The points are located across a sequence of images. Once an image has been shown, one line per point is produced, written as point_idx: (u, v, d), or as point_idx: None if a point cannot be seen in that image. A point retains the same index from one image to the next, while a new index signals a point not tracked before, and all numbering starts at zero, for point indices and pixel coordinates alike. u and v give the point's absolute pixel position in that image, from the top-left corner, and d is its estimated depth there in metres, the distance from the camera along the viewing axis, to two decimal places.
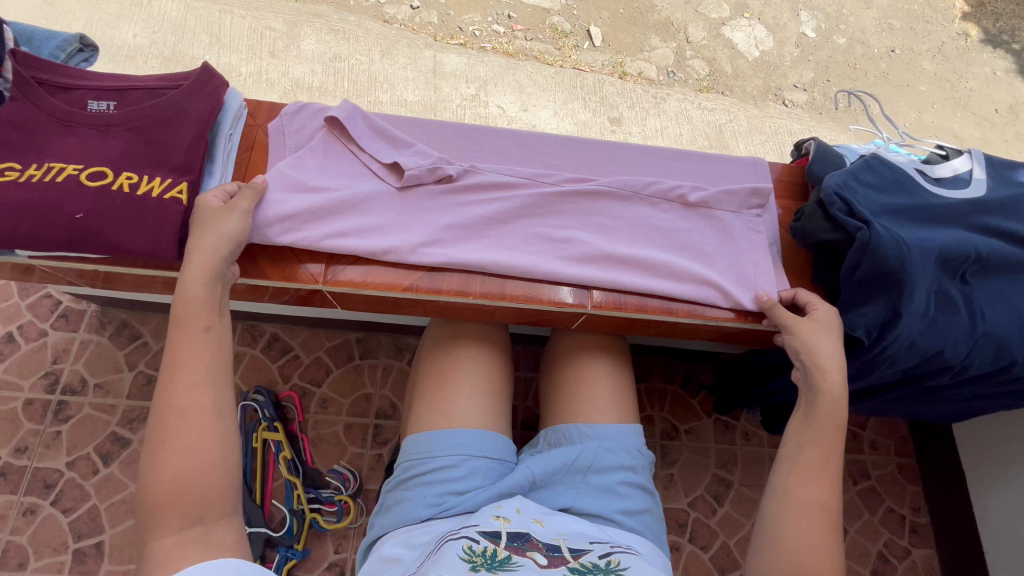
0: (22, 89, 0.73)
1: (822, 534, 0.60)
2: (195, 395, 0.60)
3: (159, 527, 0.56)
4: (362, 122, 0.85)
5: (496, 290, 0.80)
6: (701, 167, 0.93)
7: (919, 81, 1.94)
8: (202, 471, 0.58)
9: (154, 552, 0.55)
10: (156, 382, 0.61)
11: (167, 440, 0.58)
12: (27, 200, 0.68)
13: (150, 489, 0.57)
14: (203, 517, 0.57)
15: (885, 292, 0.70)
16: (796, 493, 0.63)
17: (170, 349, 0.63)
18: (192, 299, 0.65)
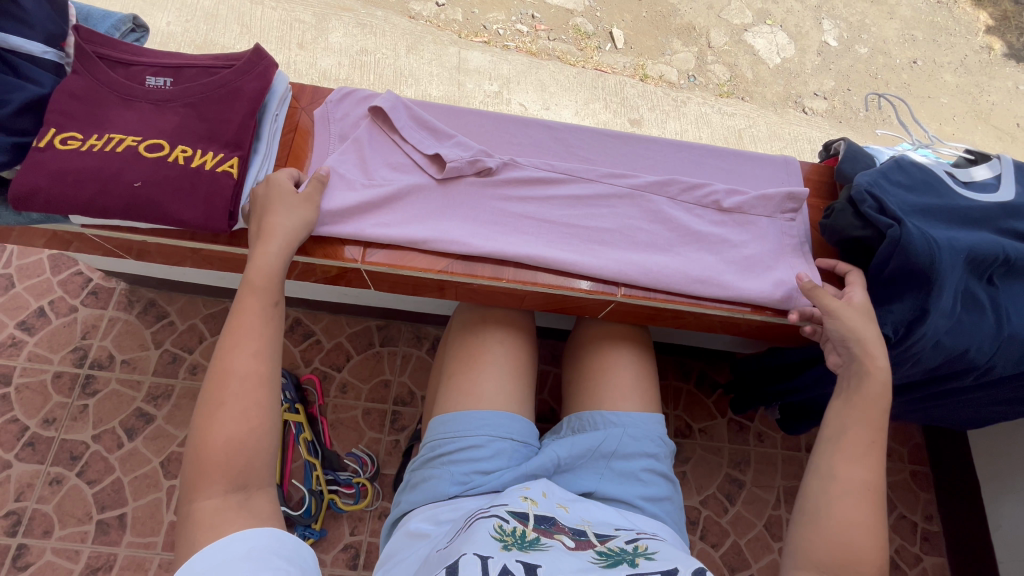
0: (84, 63, 0.76)
1: (866, 513, 0.62)
2: (254, 362, 0.63)
3: (204, 489, 0.57)
4: (405, 113, 0.87)
5: (528, 276, 0.82)
6: (733, 165, 0.94)
7: (941, 93, 1.94)
8: (251, 437, 0.60)
9: (197, 513, 0.57)
10: (216, 347, 0.64)
11: (225, 401, 0.61)
12: (88, 167, 0.71)
13: (200, 448, 0.58)
14: (246, 484, 0.59)
15: (915, 287, 0.71)
16: (840, 474, 0.64)
17: (233, 317, 0.66)
18: (262, 274, 0.69)
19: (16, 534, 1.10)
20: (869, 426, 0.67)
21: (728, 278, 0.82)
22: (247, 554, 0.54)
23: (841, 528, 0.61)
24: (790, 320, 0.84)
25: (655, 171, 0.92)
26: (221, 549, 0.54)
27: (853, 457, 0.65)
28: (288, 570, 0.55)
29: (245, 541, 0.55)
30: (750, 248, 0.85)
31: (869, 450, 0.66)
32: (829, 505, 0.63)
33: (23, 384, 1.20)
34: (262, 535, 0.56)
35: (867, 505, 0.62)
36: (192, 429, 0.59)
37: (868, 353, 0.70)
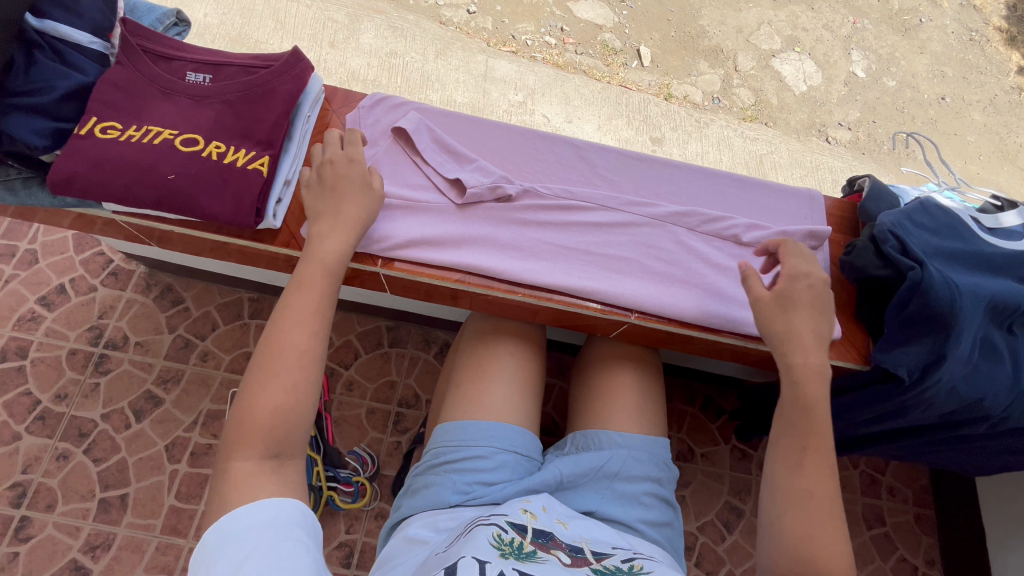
0: (128, 55, 0.79)
1: (827, 526, 0.63)
2: (311, 341, 0.65)
3: (242, 451, 0.60)
4: (427, 136, 0.88)
5: (545, 291, 0.82)
6: (757, 196, 0.93)
7: (967, 132, 1.92)
8: (293, 412, 0.62)
9: (232, 472, 0.59)
10: (275, 318, 0.66)
11: (274, 373, 0.63)
12: (125, 157, 0.73)
13: (249, 410, 0.61)
14: (280, 453, 0.61)
15: (933, 331, 0.69)
16: (786, 487, 0.66)
17: (296, 292, 0.68)
18: (332, 256, 0.72)
19: (20, 506, 1.12)
20: (809, 441, 0.68)
21: (743, 311, 0.82)
22: (271, 521, 0.56)
23: (804, 544, 0.62)
24: None
25: (677, 198, 0.91)
26: (248, 513, 0.56)
27: (795, 466, 0.67)
28: (306, 542, 0.57)
29: (270, 509, 0.57)
30: (768, 283, 0.85)
31: (816, 464, 0.66)
32: (788, 526, 0.64)
33: (38, 358, 1.23)
34: (286, 505, 0.58)
35: (823, 518, 0.63)
36: (243, 390, 0.62)
37: (804, 369, 0.70)
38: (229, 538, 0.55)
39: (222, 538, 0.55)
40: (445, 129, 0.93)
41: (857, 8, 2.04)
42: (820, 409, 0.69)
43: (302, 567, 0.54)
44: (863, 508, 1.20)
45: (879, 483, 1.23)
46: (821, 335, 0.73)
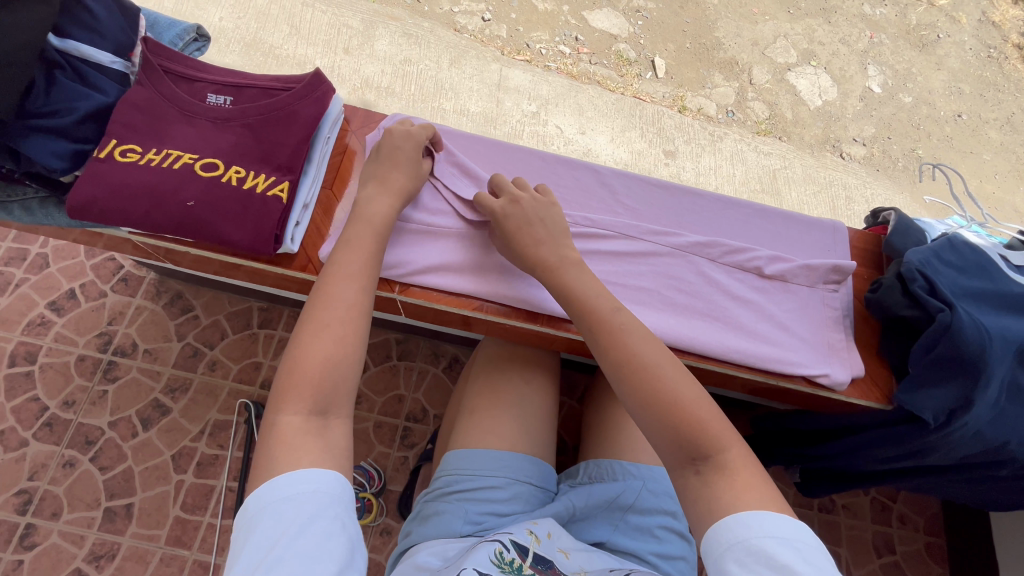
0: (149, 76, 0.78)
1: (689, 394, 0.59)
2: (359, 296, 0.66)
3: (291, 402, 0.60)
4: (448, 161, 0.87)
5: (563, 321, 0.82)
6: (780, 227, 0.92)
7: (984, 149, 1.90)
8: (341, 364, 0.62)
9: (279, 425, 0.59)
10: (324, 275, 0.67)
11: (324, 324, 0.63)
12: (145, 182, 0.72)
13: (298, 361, 0.61)
14: (329, 407, 0.61)
15: (959, 375, 0.67)
16: (617, 373, 0.62)
17: (345, 251, 0.70)
18: (377, 218, 0.73)
19: (26, 513, 1.12)
20: (600, 316, 0.66)
21: (765, 347, 0.81)
22: (311, 495, 0.54)
23: (677, 402, 0.58)
24: (826, 394, 0.81)
25: (699, 227, 0.90)
26: (290, 481, 0.55)
27: (608, 344, 0.63)
28: (345, 520, 0.55)
29: (311, 481, 0.55)
30: (789, 317, 0.84)
31: (627, 330, 0.64)
32: (649, 394, 0.59)
33: (47, 364, 1.22)
34: (328, 478, 0.56)
35: (677, 373, 0.61)
36: (293, 341, 0.62)
37: (554, 271, 0.71)
38: (270, 505, 0.54)
39: (261, 506, 0.54)
40: (466, 152, 0.92)
41: (874, 22, 2.02)
42: (597, 296, 0.68)
43: (337, 550, 0.52)
44: (873, 536, 1.18)
45: (890, 511, 1.21)
46: (555, 233, 0.74)
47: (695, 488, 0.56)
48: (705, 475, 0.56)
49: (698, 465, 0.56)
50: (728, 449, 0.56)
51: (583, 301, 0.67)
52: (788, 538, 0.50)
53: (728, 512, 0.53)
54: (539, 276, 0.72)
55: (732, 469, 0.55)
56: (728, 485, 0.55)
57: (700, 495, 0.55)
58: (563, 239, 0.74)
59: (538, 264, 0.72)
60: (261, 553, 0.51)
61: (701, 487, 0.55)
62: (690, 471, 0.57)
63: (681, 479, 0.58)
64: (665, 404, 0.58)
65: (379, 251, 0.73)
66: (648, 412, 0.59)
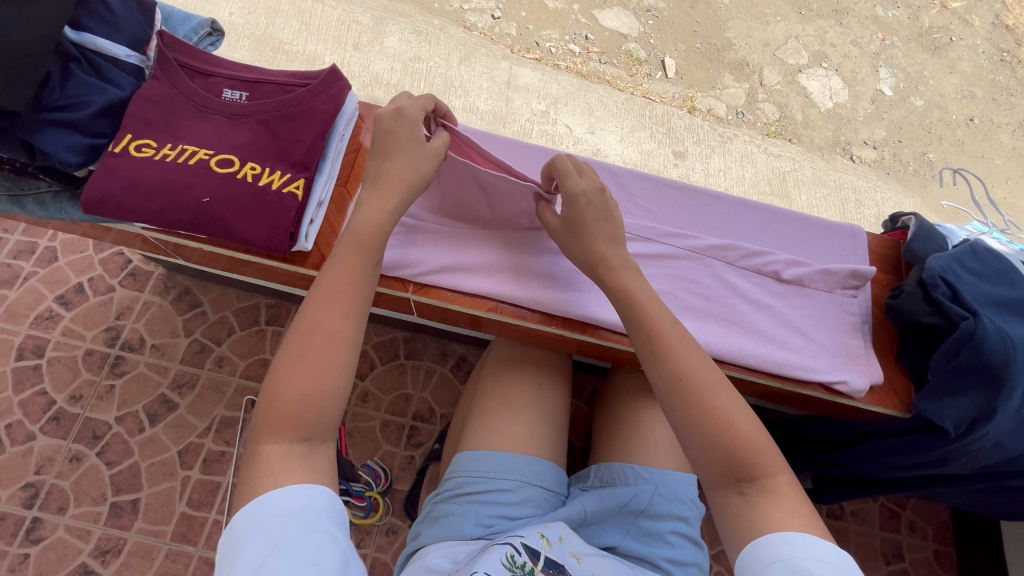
0: (165, 71, 0.78)
1: (743, 418, 0.58)
2: (343, 323, 0.61)
3: (271, 433, 0.58)
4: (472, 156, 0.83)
5: (577, 323, 0.81)
6: (798, 231, 0.91)
7: (996, 154, 1.88)
8: (322, 397, 0.59)
9: (259, 456, 0.57)
10: (308, 297, 0.63)
11: (305, 355, 0.60)
12: (160, 178, 0.72)
13: (277, 392, 0.59)
14: (309, 438, 0.58)
15: (983, 383, 0.66)
16: (674, 386, 0.60)
17: (330, 271, 0.64)
18: (367, 232, 0.67)
19: (32, 507, 1.11)
20: (656, 327, 0.64)
21: (782, 352, 0.80)
22: (300, 510, 0.54)
23: (731, 423, 0.57)
24: (844, 401, 0.80)
25: (715, 230, 0.89)
26: (277, 498, 0.54)
27: (664, 358, 0.61)
28: (335, 534, 0.55)
29: (300, 496, 0.55)
30: (807, 322, 0.83)
31: (683, 345, 0.62)
32: (702, 413, 0.58)
33: (55, 358, 1.22)
34: (317, 493, 0.56)
35: (729, 394, 0.59)
36: (274, 370, 0.59)
37: (618, 272, 0.69)
38: (258, 522, 0.53)
39: (249, 523, 0.53)
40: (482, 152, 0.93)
41: (886, 24, 2.00)
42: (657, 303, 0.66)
43: (329, 562, 0.52)
44: (881, 543, 1.17)
45: (899, 517, 1.20)
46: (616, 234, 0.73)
47: (737, 509, 0.56)
48: (750, 497, 0.56)
49: (743, 486, 0.56)
50: (778, 475, 0.56)
51: (640, 310, 0.65)
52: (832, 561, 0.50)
53: (771, 531, 0.54)
54: (600, 274, 0.70)
55: (777, 493, 0.55)
56: (776, 510, 0.55)
57: (743, 514, 0.55)
58: (624, 240, 0.73)
59: (601, 262, 0.70)
60: (251, 571, 0.50)
61: (745, 508, 0.55)
62: (732, 492, 0.57)
63: (722, 498, 0.57)
64: (718, 426, 0.57)
65: (370, 269, 0.67)
66: (698, 432, 0.58)
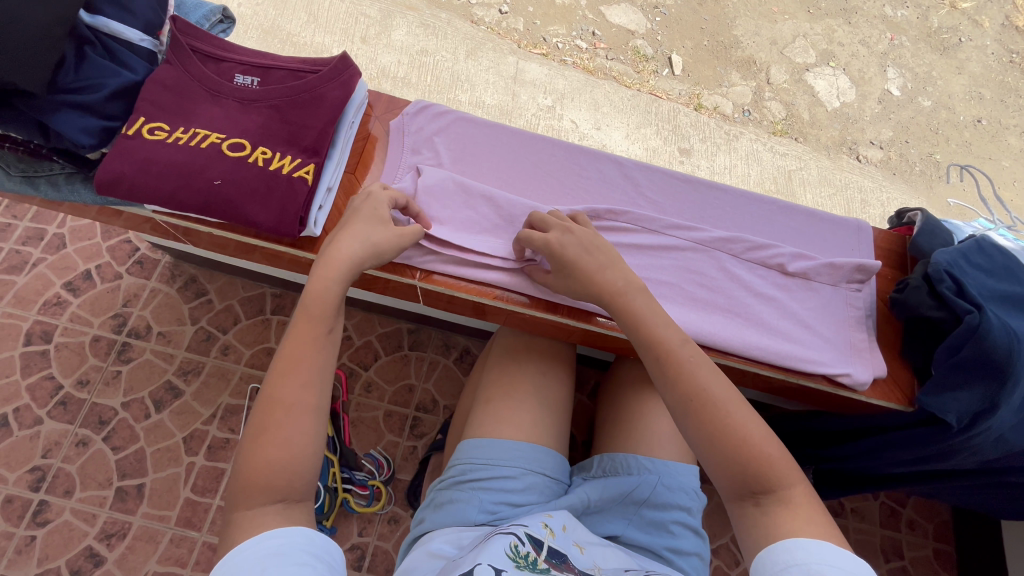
0: (178, 55, 0.78)
1: (758, 433, 0.59)
2: (304, 393, 0.61)
3: (238, 514, 0.57)
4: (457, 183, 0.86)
5: (583, 313, 0.82)
6: (803, 225, 0.91)
7: (1003, 156, 1.87)
8: (289, 468, 0.58)
9: (231, 537, 0.56)
10: (269, 371, 0.62)
11: (268, 429, 0.59)
12: (173, 161, 0.73)
13: (243, 470, 0.58)
14: (281, 508, 0.57)
15: (986, 379, 0.66)
16: (687, 401, 0.61)
17: (289, 340, 0.64)
18: (320, 299, 0.66)
19: (39, 490, 1.13)
20: (667, 344, 0.64)
21: (786, 344, 0.80)
22: (275, 548, 0.54)
23: (746, 442, 0.58)
24: (848, 394, 0.80)
25: (721, 223, 0.90)
26: (252, 546, 0.54)
27: (675, 377, 0.62)
28: (314, 565, 0.54)
29: (273, 537, 0.55)
30: (811, 315, 0.83)
31: (695, 365, 0.62)
32: (717, 432, 0.58)
33: (62, 344, 1.23)
34: (292, 531, 0.56)
35: (743, 412, 0.60)
36: (240, 447, 0.59)
37: (623, 297, 0.69)
38: (234, 568, 0.52)
39: (225, 571, 0.52)
40: (490, 142, 0.94)
41: (895, 24, 1.99)
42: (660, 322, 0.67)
43: None
44: (881, 539, 1.17)
45: (899, 515, 1.20)
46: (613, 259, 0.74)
47: (754, 519, 0.56)
48: (767, 507, 0.56)
49: (759, 498, 0.57)
50: (795, 486, 0.56)
51: (648, 332, 0.66)
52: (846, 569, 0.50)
53: (787, 537, 0.54)
54: (605, 301, 0.70)
55: (795, 504, 0.56)
56: (790, 516, 0.55)
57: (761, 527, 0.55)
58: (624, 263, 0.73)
59: (607, 291, 0.70)
60: None
61: (761, 518, 0.56)
62: (748, 503, 0.57)
63: (739, 510, 0.58)
64: (734, 441, 0.58)
65: (332, 334, 0.66)
66: (715, 448, 0.58)
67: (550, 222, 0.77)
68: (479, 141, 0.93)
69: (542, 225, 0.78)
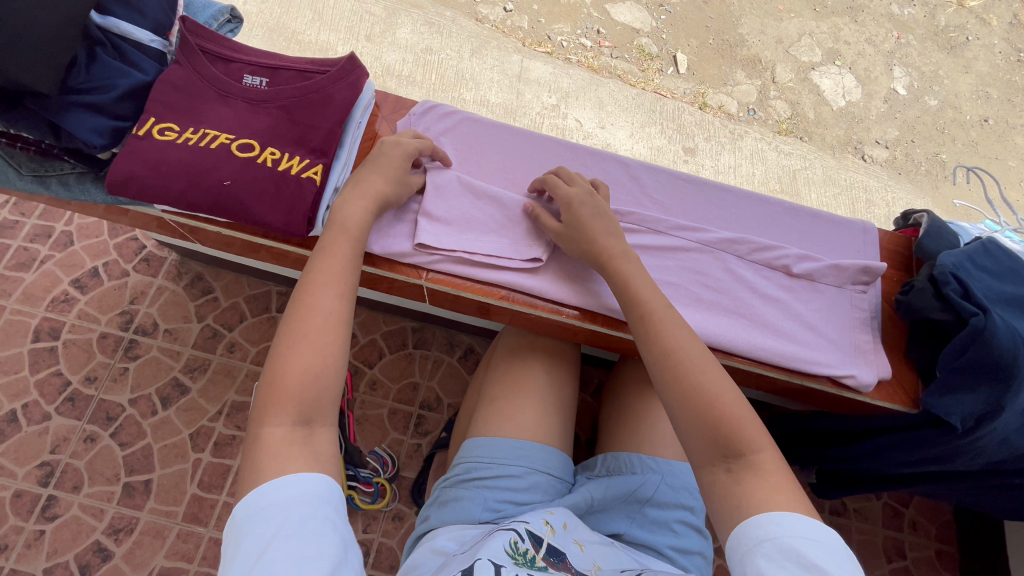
0: (187, 55, 0.79)
1: (728, 394, 0.60)
2: (336, 303, 0.67)
3: (273, 416, 0.61)
4: (467, 184, 0.87)
5: (589, 314, 0.83)
6: (809, 226, 0.91)
7: (1010, 156, 1.86)
8: (322, 374, 0.63)
9: (264, 437, 0.60)
10: (303, 284, 0.68)
11: (304, 336, 0.64)
12: (183, 161, 0.73)
13: (278, 375, 0.62)
14: (311, 417, 0.62)
15: (987, 380, 0.66)
16: (662, 359, 0.63)
17: (323, 256, 0.70)
18: (354, 223, 0.73)
19: (48, 485, 1.14)
20: (648, 308, 0.68)
21: (792, 345, 0.80)
22: (298, 499, 0.56)
23: (713, 400, 0.59)
24: (852, 396, 0.80)
25: (727, 224, 0.90)
26: (277, 489, 0.56)
27: (655, 334, 0.65)
28: (335, 519, 0.56)
29: (296, 486, 0.56)
30: (817, 317, 0.83)
31: (672, 326, 0.65)
32: (684, 390, 0.60)
33: (70, 340, 1.24)
34: (316, 481, 0.58)
35: (714, 372, 0.61)
36: (275, 354, 0.63)
37: (615, 260, 0.73)
38: (258, 512, 0.55)
39: (250, 513, 0.55)
40: (495, 142, 0.94)
41: (902, 23, 1.98)
42: (651, 291, 0.70)
43: (329, 548, 0.54)
44: (883, 541, 1.18)
45: (902, 516, 1.20)
46: (612, 229, 0.78)
47: (721, 493, 0.56)
48: (737, 474, 0.56)
49: (729, 462, 0.57)
50: (763, 451, 0.56)
51: (635, 294, 0.70)
52: (821, 541, 0.50)
53: (761, 511, 0.53)
54: (600, 260, 0.74)
55: (765, 470, 0.56)
56: (762, 487, 0.55)
57: (731, 492, 0.55)
58: (621, 233, 0.77)
59: (602, 252, 0.74)
60: (253, 557, 0.52)
61: (728, 492, 0.56)
62: (720, 469, 0.57)
63: (710, 475, 0.58)
64: (701, 402, 0.59)
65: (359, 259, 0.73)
66: (686, 407, 0.60)
67: (574, 178, 0.82)
68: (484, 142, 0.94)
69: (568, 178, 0.83)
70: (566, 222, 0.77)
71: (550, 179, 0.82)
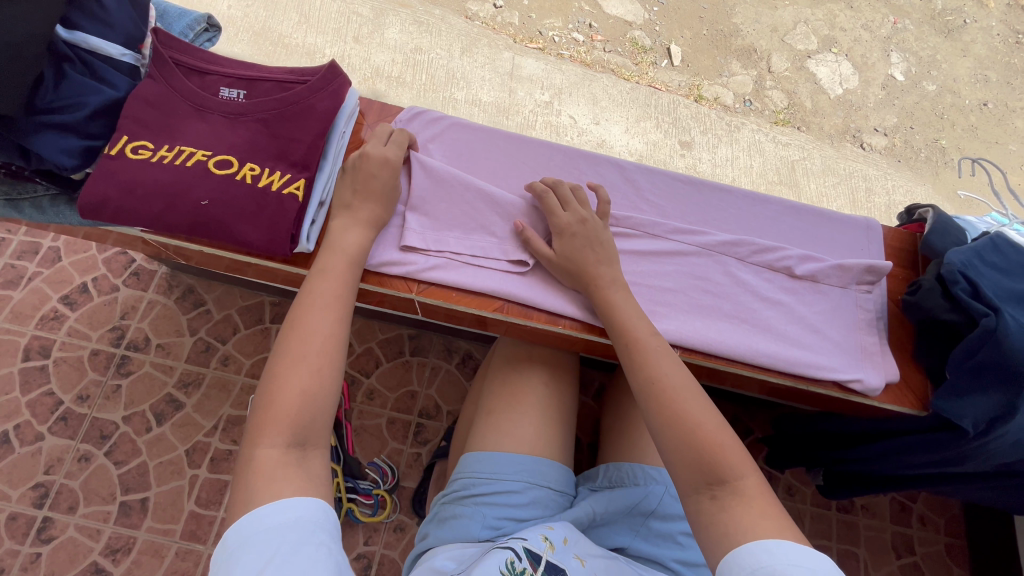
0: (161, 69, 0.76)
1: (712, 422, 0.60)
2: (334, 326, 0.66)
3: (267, 437, 0.59)
4: (456, 191, 0.84)
5: (587, 325, 0.80)
6: (810, 225, 0.88)
7: (1010, 140, 1.83)
8: (319, 396, 0.62)
9: (257, 459, 0.58)
10: (299, 305, 0.67)
11: (300, 357, 0.63)
12: (158, 181, 0.71)
13: (273, 396, 0.61)
14: (306, 440, 0.60)
15: (998, 385, 0.64)
16: (648, 387, 0.64)
17: (320, 280, 0.69)
18: (351, 247, 0.73)
19: (42, 507, 1.12)
20: (634, 335, 0.69)
21: (793, 350, 0.78)
22: (293, 523, 0.54)
23: (698, 429, 0.59)
24: (859, 400, 0.78)
25: (726, 225, 0.87)
26: (272, 513, 0.54)
27: (643, 361, 0.66)
28: (329, 546, 0.54)
29: (293, 510, 0.54)
30: (819, 320, 0.81)
31: (658, 355, 0.66)
32: (669, 419, 0.61)
33: (61, 358, 1.22)
34: (310, 506, 0.56)
35: (699, 401, 0.62)
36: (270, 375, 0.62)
37: (606, 289, 0.73)
38: (251, 538, 0.52)
39: (242, 538, 0.53)
40: (485, 147, 0.91)
41: (898, 7, 1.94)
42: (638, 320, 0.71)
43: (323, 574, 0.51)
44: (892, 536, 1.16)
45: (909, 511, 1.18)
46: (610, 257, 0.78)
47: (710, 515, 0.56)
48: (722, 501, 0.56)
49: (714, 490, 0.56)
50: (745, 477, 0.56)
51: (623, 324, 0.70)
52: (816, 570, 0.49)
53: (754, 538, 0.52)
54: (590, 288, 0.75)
55: (749, 495, 0.56)
56: (746, 511, 0.55)
57: (716, 519, 0.55)
58: (619, 263, 0.77)
59: (593, 280, 0.74)
60: None
61: (718, 514, 0.55)
62: (705, 497, 0.57)
63: (695, 505, 0.57)
64: (685, 431, 0.59)
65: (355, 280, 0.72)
66: (672, 434, 0.60)
67: (570, 202, 0.79)
68: (474, 147, 0.91)
69: (564, 200, 0.80)
70: (558, 254, 0.77)
71: (546, 199, 0.80)
